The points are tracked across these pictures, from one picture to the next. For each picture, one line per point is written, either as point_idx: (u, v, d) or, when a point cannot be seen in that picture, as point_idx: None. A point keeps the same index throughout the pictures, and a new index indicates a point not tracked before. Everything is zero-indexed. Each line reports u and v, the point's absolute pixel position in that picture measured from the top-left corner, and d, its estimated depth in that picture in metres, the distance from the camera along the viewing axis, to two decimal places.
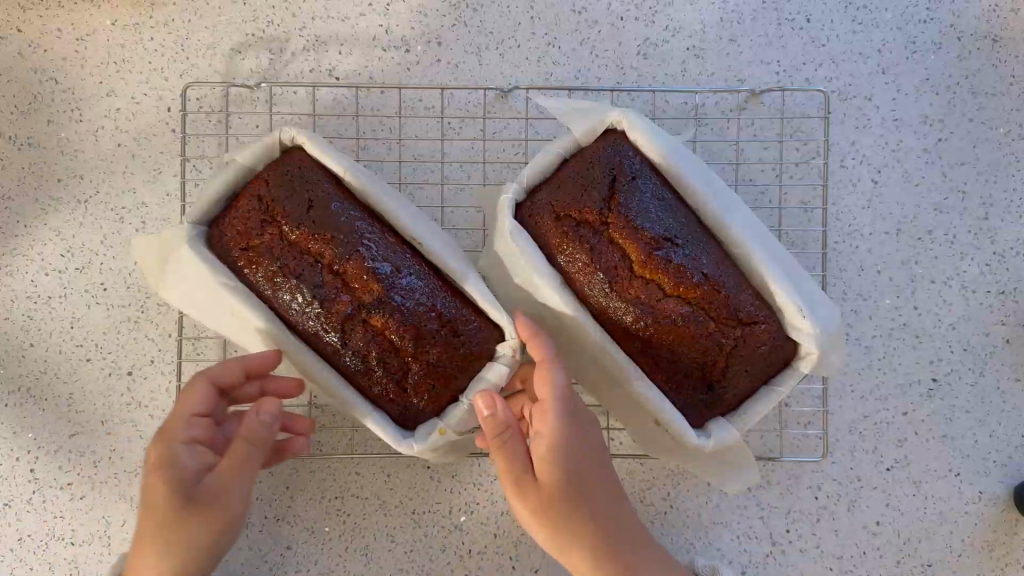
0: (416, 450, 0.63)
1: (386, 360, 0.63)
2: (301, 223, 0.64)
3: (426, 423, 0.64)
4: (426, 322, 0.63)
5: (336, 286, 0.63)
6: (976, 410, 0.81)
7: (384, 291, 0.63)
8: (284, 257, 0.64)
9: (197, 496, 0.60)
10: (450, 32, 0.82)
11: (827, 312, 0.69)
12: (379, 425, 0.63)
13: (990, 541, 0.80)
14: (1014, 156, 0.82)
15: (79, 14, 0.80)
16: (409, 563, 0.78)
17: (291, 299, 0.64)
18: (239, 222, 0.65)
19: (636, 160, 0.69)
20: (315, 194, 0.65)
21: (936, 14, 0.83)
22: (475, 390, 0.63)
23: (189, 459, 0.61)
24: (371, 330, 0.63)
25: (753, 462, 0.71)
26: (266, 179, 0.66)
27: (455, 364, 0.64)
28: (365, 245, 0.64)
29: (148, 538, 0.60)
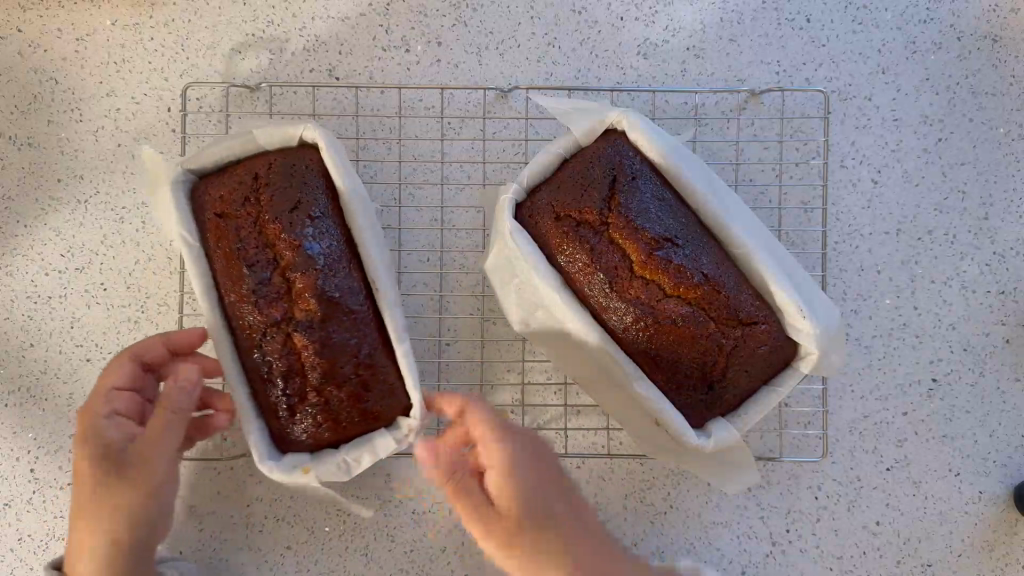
0: (268, 472, 0.65)
1: (285, 382, 0.64)
2: (278, 219, 0.63)
3: (298, 455, 0.66)
4: (342, 363, 0.64)
5: (279, 291, 0.63)
6: (976, 410, 0.81)
7: (318, 319, 0.63)
8: (246, 241, 0.64)
9: (123, 464, 0.64)
10: (450, 32, 0.82)
11: (827, 311, 0.69)
12: (256, 443, 0.65)
13: (990, 541, 0.80)
14: (1013, 156, 0.82)
15: (78, 15, 0.80)
16: (409, 564, 0.78)
17: (236, 285, 0.64)
18: (227, 188, 0.66)
19: (635, 160, 0.69)
20: (306, 197, 0.65)
21: (936, 14, 0.83)
22: (355, 452, 0.66)
23: (114, 431, 0.65)
24: (288, 345, 0.63)
25: (753, 463, 0.71)
26: (269, 161, 0.66)
27: (349, 412, 0.65)
28: (324, 271, 0.63)
29: (84, 510, 0.64)
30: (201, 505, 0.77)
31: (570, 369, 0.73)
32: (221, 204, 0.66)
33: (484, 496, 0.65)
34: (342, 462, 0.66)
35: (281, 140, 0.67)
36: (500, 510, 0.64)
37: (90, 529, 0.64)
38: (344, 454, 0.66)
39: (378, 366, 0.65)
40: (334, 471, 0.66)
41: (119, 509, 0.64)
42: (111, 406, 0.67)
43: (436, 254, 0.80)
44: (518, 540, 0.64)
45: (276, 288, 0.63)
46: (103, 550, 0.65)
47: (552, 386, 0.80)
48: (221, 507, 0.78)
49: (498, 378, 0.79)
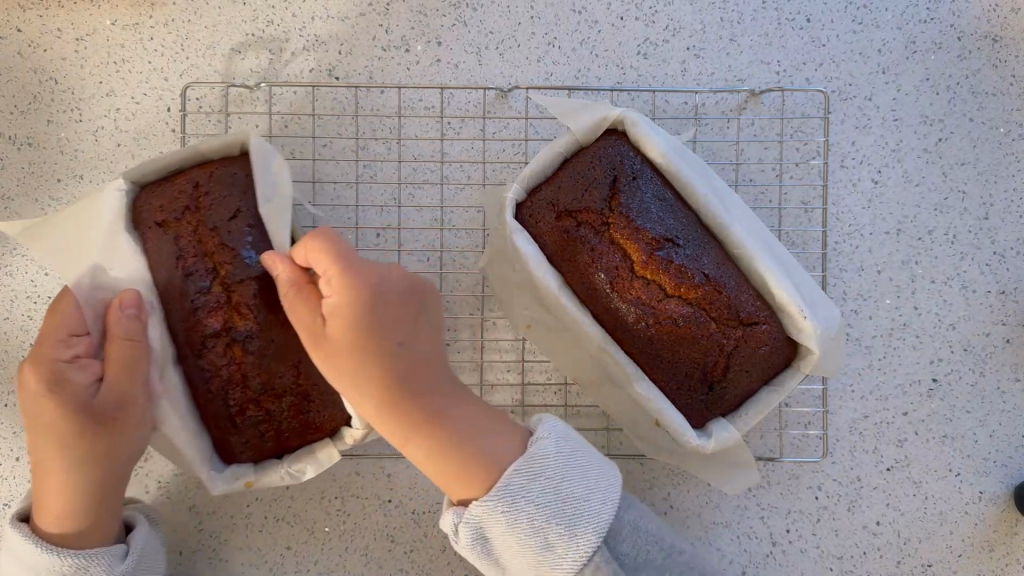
0: (214, 491, 0.66)
1: (227, 391, 0.65)
2: (217, 228, 0.64)
3: (241, 466, 0.67)
4: (282, 375, 0.65)
5: (219, 300, 0.63)
6: (977, 410, 0.81)
7: (256, 328, 0.63)
8: (185, 250, 0.64)
9: (97, 412, 0.61)
10: (450, 32, 0.81)
11: (827, 312, 0.69)
12: (196, 450, 0.66)
13: (990, 542, 0.80)
14: (1013, 156, 0.82)
15: (78, 14, 0.80)
16: (409, 564, 0.78)
17: (175, 295, 0.64)
18: (167, 196, 0.65)
19: (636, 160, 0.69)
20: (247, 206, 0.65)
21: (936, 14, 0.83)
22: (298, 462, 0.68)
23: (81, 375, 0.61)
24: (228, 355, 0.64)
25: (752, 463, 0.71)
26: (210, 169, 0.65)
27: (291, 422, 0.67)
28: (260, 281, 0.63)
29: (54, 464, 0.62)
30: (202, 504, 0.77)
31: (565, 369, 0.73)
32: (159, 215, 0.65)
33: (314, 319, 0.59)
34: (285, 474, 0.68)
35: (225, 146, 0.66)
36: (332, 334, 0.58)
37: (55, 482, 0.62)
38: (288, 465, 0.68)
39: (317, 379, 0.66)
40: (277, 479, 0.68)
41: (88, 459, 0.62)
42: (67, 351, 0.62)
43: (436, 254, 0.79)
44: (344, 364, 0.58)
45: (216, 296, 0.63)
46: (79, 506, 0.63)
47: (552, 386, 0.79)
48: (221, 506, 0.77)
49: (497, 378, 0.79)
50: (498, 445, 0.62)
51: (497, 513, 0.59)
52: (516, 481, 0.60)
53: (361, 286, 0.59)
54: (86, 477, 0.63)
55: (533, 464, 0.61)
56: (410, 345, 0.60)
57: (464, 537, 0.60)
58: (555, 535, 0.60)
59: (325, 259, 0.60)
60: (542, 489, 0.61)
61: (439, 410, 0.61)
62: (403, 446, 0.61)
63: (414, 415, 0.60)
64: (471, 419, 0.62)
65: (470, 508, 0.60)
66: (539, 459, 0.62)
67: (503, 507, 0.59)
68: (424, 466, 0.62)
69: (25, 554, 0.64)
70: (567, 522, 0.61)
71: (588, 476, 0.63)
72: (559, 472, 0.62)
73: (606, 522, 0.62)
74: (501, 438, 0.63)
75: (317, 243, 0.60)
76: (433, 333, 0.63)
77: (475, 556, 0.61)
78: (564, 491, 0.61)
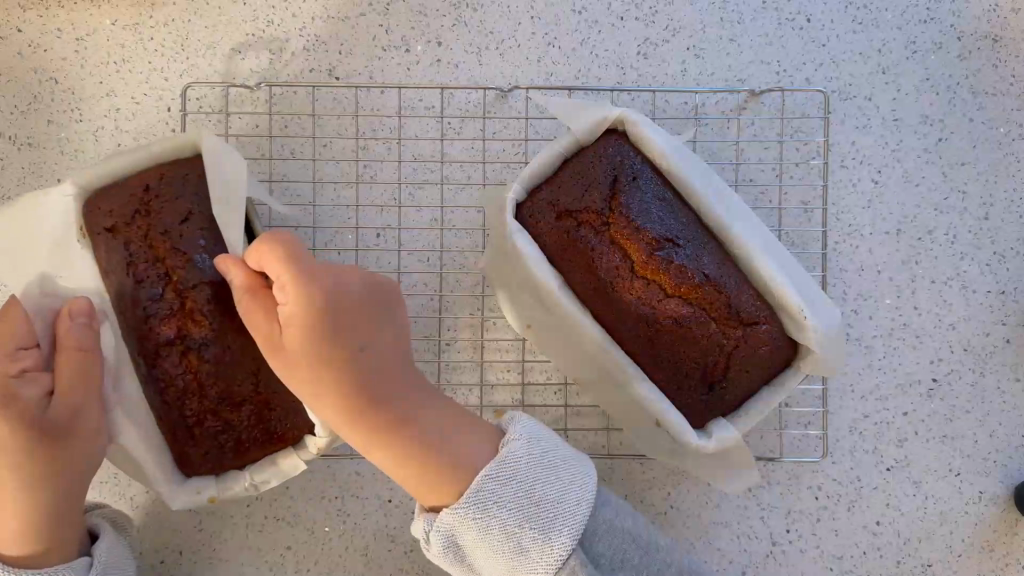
0: (176, 504, 0.68)
1: (184, 401, 0.65)
2: (168, 233, 0.63)
3: (202, 479, 0.68)
4: (239, 383, 0.65)
5: (171, 308, 0.63)
6: (977, 410, 0.81)
7: (209, 335, 0.63)
8: (136, 255, 0.63)
9: (51, 421, 0.62)
10: (450, 32, 0.82)
11: (827, 312, 0.69)
12: (155, 459, 0.67)
13: (990, 541, 0.80)
14: (1013, 156, 0.82)
15: (78, 14, 0.80)
16: (409, 564, 0.78)
17: (128, 303, 0.64)
18: (118, 201, 0.64)
19: (637, 160, 0.69)
20: (199, 209, 0.64)
21: (936, 15, 0.83)
22: (262, 472, 0.68)
23: (30, 387, 0.63)
24: (183, 363, 0.64)
25: (751, 463, 0.71)
26: (160, 172, 0.65)
27: (252, 430, 0.67)
28: (212, 286, 0.63)
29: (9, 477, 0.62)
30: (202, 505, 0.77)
31: (565, 368, 0.73)
32: (109, 220, 0.64)
33: (270, 327, 0.59)
34: (247, 485, 0.68)
35: (175, 148, 0.65)
36: (289, 343, 0.58)
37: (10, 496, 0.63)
38: (251, 475, 0.68)
39: (275, 387, 0.66)
40: (239, 490, 0.68)
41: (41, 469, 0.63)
42: (13, 364, 0.62)
43: (436, 254, 0.79)
44: (303, 372, 0.59)
45: (169, 303, 0.63)
46: (36, 517, 0.64)
47: (552, 386, 0.79)
48: (221, 506, 0.77)
49: (498, 377, 0.79)
50: (464, 445, 0.62)
51: (468, 520, 0.59)
52: (489, 484, 0.60)
53: (315, 295, 0.58)
54: (40, 488, 0.63)
55: (503, 468, 0.61)
56: (369, 351, 0.60)
57: (436, 545, 0.60)
58: (529, 540, 0.60)
59: (275, 265, 0.59)
60: (515, 493, 0.61)
61: (401, 414, 0.61)
62: (367, 450, 0.62)
63: (375, 421, 0.61)
64: (433, 421, 0.63)
65: (440, 516, 0.60)
66: (510, 462, 0.61)
67: (474, 514, 0.59)
68: (389, 467, 0.62)
69: None
70: (541, 526, 0.61)
71: (559, 477, 0.63)
72: (531, 474, 0.62)
73: (581, 524, 0.62)
74: (464, 434, 0.63)
75: (266, 248, 0.59)
76: (393, 336, 0.63)
77: (446, 562, 0.61)
78: (536, 493, 0.61)
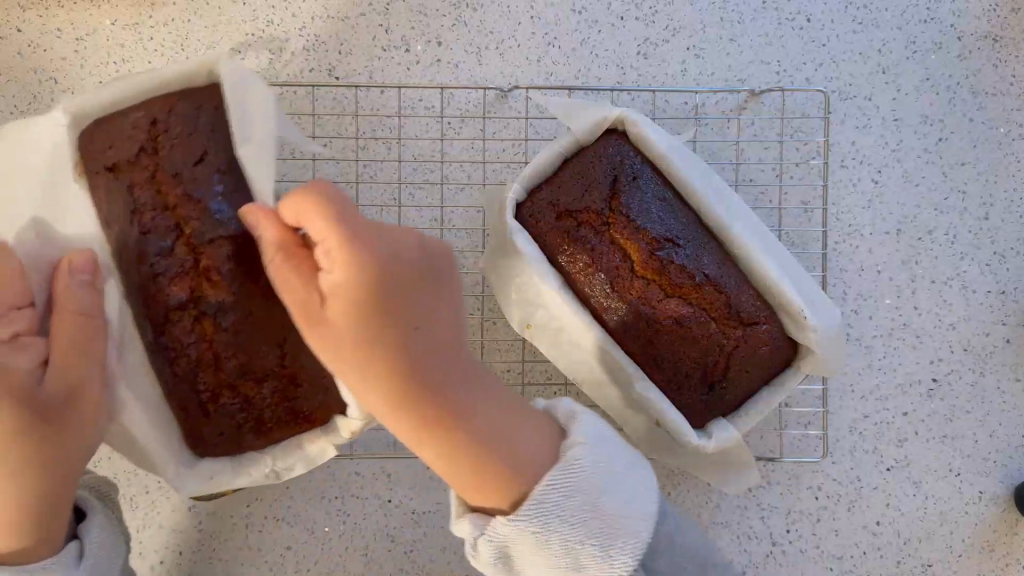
0: (185, 492, 0.64)
1: (198, 372, 0.61)
2: (179, 180, 0.58)
3: (217, 465, 0.64)
4: (262, 353, 0.61)
5: (183, 266, 0.58)
6: (977, 410, 0.81)
7: (224, 295, 0.58)
8: (142, 203, 0.58)
9: (46, 396, 0.57)
10: (450, 32, 0.81)
11: (827, 312, 0.69)
12: (162, 441, 0.63)
13: (990, 542, 0.80)
14: (1013, 156, 0.82)
15: (78, 14, 0.80)
16: (409, 564, 0.78)
17: (132, 256, 0.59)
18: (119, 135, 0.59)
19: (636, 160, 0.69)
20: (214, 147, 0.59)
21: (936, 15, 0.83)
22: (286, 458, 0.64)
23: (18, 357, 0.56)
24: (197, 331, 0.60)
25: (751, 464, 0.71)
26: (169, 104, 0.60)
27: (276, 409, 0.63)
28: (233, 242, 0.58)
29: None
30: (202, 505, 0.77)
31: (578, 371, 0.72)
32: (110, 155, 0.59)
33: (307, 297, 0.50)
34: (269, 471, 0.64)
35: (188, 74, 0.60)
36: (330, 318, 0.49)
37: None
38: (273, 461, 0.64)
39: (303, 361, 0.62)
40: (261, 475, 0.64)
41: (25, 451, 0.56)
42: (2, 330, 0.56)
43: None
44: (344, 354, 0.50)
45: (180, 261, 0.58)
46: (17, 507, 0.57)
47: (552, 386, 0.79)
48: (221, 506, 0.77)
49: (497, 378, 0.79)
50: (521, 449, 0.56)
51: (528, 535, 0.54)
52: (553, 497, 0.55)
53: (362, 263, 0.49)
54: (24, 472, 0.56)
55: (568, 477, 0.56)
56: (425, 331, 0.51)
57: (486, 554, 0.55)
58: (589, 556, 0.56)
59: (318, 223, 0.49)
60: (579, 507, 0.56)
61: (459, 409, 0.53)
62: (414, 447, 0.54)
63: (426, 417, 0.52)
64: (490, 415, 0.55)
65: (495, 526, 0.55)
66: (575, 474, 0.56)
67: (534, 526, 0.54)
68: (438, 467, 0.54)
69: None
70: (603, 543, 0.56)
71: (623, 486, 0.58)
72: (598, 486, 0.56)
73: (644, 541, 0.58)
74: (521, 438, 0.56)
75: (307, 200, 0.50)
76: (452, 316, 0.53)
77: (494, 570, 0.57)
78: (602, 507, 0.56)
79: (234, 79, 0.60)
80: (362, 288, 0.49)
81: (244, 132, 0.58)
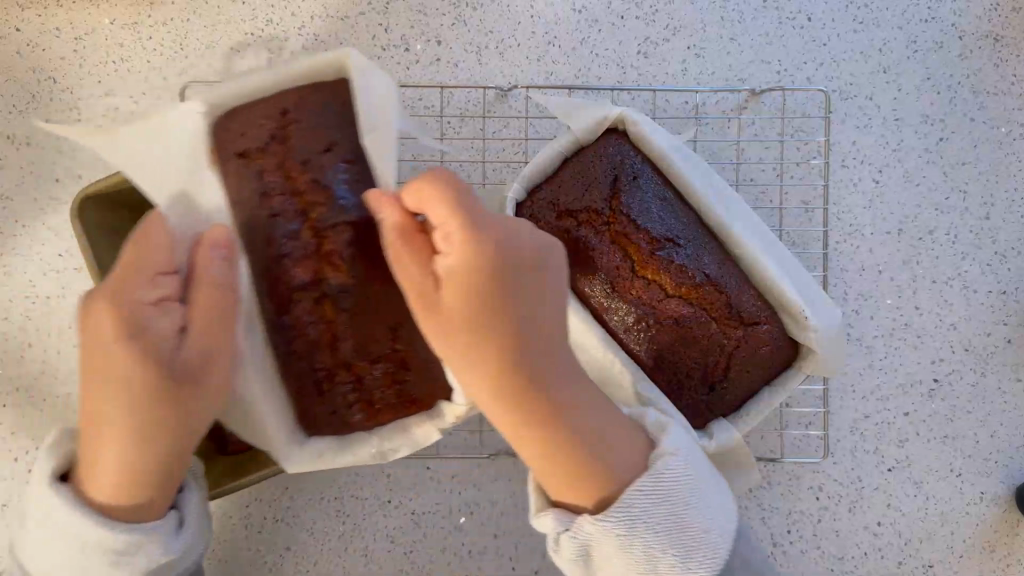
0: (290, 468, 0.63)
1: (315, 354, 0.62)
2: (306, 167, 0.60)
3: (321, 443, 0.63)
4: (377, 337, 0.62)
5: (308, 249, 0.59)
6: (978, 410, 0.80)
7: (349, 278, 0.60)
8: (270, 189, 0.60)
9: (185, 366, 0.55)
10: (450, 31, 0.81)
11: (828, 311, 0.68)
12: (279, 419, 0.62)
13: (991, 542, 0.80)
14: (1014, 156, 0.82)
15: (78, 14, 0.80)
16: (409, 565, 0.78)
17: (259, 239, 0.60)
18: (251, 122, 0.61)
19: (636, 160, 0.68)
20: (340, 139, 0.61)
21: (936, 14, 0.83)
22: (394, 438, 0.64)
23: (161, 321, 0.54)
24: (317, 312, 0.61)
25: (752, 463, 0.71)
26: (298, 95, 0.61)
27: (383, 392, 0.64)
28: (355, 229, 0.60)
29: (125, 422, 0.53)
30: None
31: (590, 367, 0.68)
32: (242, 143, 0.60)
33: (426, 281, 0.53)
34: (376, 450, 0.64)
35: (318, 70, 0.61)
36: (446, 303, 0.52)
37: (116, 444, 0.54)
38: (381, 441, 0.64)
39: (414, 345, 0.63)
40: (367, 454, 0.64)
41: (163, 422, 0.54)
42: (148, 290, 0.54)
43: None
44: (456, 338, 0.52)
45: (305, 244, 0.60)
46: (138, 471, 0.55)
47: None
48: (221, 507, 0.77)
49: None
50: (614, 453, 0.57)
51: (614, 536, 0.56)
52: (643, 501, 0.56)
53: (488, 253, 0.52)
54: (149, 440, 0.54)
55: (659, 485, 0.57)
56: (538, 322, 0.53)
57: (568, 550, 0.57)
58: (666, 565, 0.57)
59: (444, 211, 0.52)
60: (663, 515, 0.57)
61: (558, 399, 0.55)
62: (509, 435, 0.56)
63: (528, 405, 0.54)
64: (590, 407, 0.56)
65: (582, 524, 0.56)
66: (663, 481, 0.57)
67: (621, 529, 0.56)
68: (529, 454, 0.56)
69: (70, 524, 0.55)
70: (682, 553, 0.57)
71: (707, 500, 0.59)
72: (683, 497, 0.58)
73: (721, 558, 0.59)
74: (615, 442, 0.57)
75: (432, 188, 0.52)
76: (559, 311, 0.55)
77: (573, 569, 0.58)
78: (684, 519, 0.58)
79: (362, 74, 0.61)
80: (484, 276, 0.51)
81: (370, 123, 0.60)
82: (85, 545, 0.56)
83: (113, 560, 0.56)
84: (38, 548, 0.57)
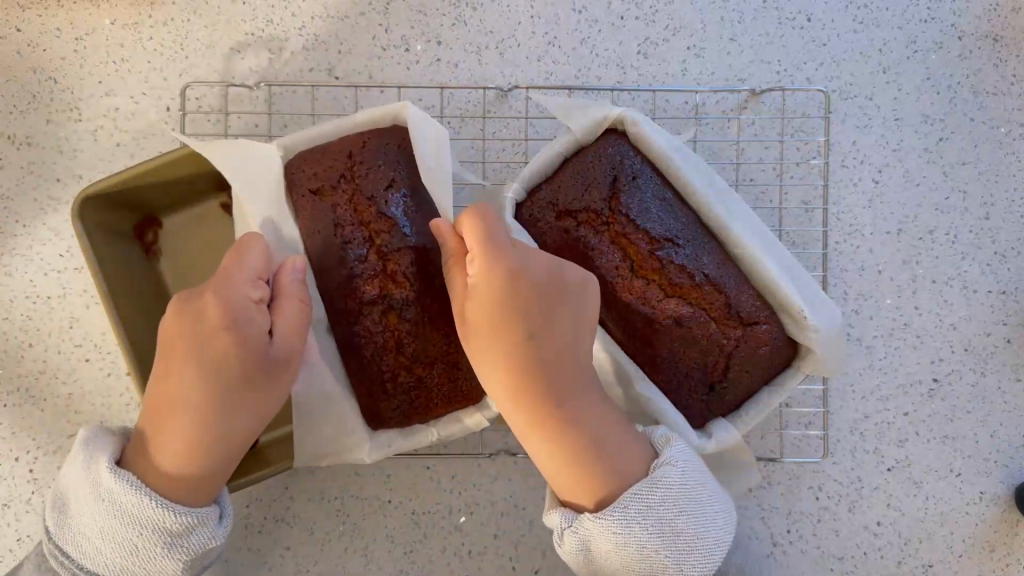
0: (370, 459, 0.67)
1: (382, 358, 0.65)
2: (371, 199, 0.64)
3: (389, 434, 0.67)
4: (433, 344, 0.65)
5: (375, 269, 0.64)
6: (977, 410, 0.80)
7: (413, 292, 0.64)
8: (341, 219, 0.65)
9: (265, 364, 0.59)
10: (450, 31, 0.81)
11: (827, 311, 0.68)
12: (350, 410, 0.66)
13: (990, 542, 0.80)
14: (1014, 155, 0.82)
15: (78, 14, 0.80)
16: (409, 565, 0.78)
17: (332, 262, 0.65)
18: (322, 164, 0.66)
19: (636, 160, 0.68)
20: (400, 175, 0.65)
21: (936, 14, 0.83)
22: (448, 428, 0.67)
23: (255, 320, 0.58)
24: (383, 322, 0.64)
25: (750, 465, 0.71)
26: (362, 140, 0.66)
27: (440, 390, 0.67)
28: (414, 251, 0.64)
29: (205, 407, 0.57)
30: None
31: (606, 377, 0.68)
32: (315, 182, 0.66)
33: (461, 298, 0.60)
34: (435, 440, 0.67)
35: (379, 118, 0.66)
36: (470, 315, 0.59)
37: (191, 428, 0.57)
38: (438, 430, 0.67)
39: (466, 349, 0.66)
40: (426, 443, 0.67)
41: (237, 412, 0.58)
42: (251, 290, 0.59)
43: None
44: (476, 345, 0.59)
45: (372, 265, 0.64)
46: (206, 453, 0.58)
47: None
48: None
49: None
50: (624, 461, 0.59)
51: (610, 535, 0.57)
52: (637, 504, 0.57)
53: (502, 275, 0.57)
54: (218, 429, 0.58)
55: (654, 491, 0.58)
56: (545, 339, 0.57)
57: (568, 545, 0.58)
58: (660, 566, 0.58)
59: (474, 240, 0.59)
60: (658, 519, 0.58)
61: (576, 407, 0.59)
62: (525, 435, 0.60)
63: (541, 409, 0.58)
64: (606, 421, 0.60)
65: (582, 518, 0.58)
66: (660, 487, 0.58)
67: (617, 527, 0.57)
68: (541, 456, 0.60)
69: (125, 503, 0.57)
70: (676, 557, 0.58)
71: (704, 508, 0.60)
72: (677, 504, 0.58)
73: (714, 564, 0.60)
74: (628, 452, 0.60)
75: (468, 220, 0.60)
76: (586, 329, 0.60)
77: (571, 560, 0.59)
78: (678, 524, 0.58)
79: (417, 121, 0.65)
80: (497, 294, 0.57)
81: (427, 160, 0.64)
82: (134, 525, 0.57)
83: (165, 541, 0.58)
84: (88, 528, 0.58)
